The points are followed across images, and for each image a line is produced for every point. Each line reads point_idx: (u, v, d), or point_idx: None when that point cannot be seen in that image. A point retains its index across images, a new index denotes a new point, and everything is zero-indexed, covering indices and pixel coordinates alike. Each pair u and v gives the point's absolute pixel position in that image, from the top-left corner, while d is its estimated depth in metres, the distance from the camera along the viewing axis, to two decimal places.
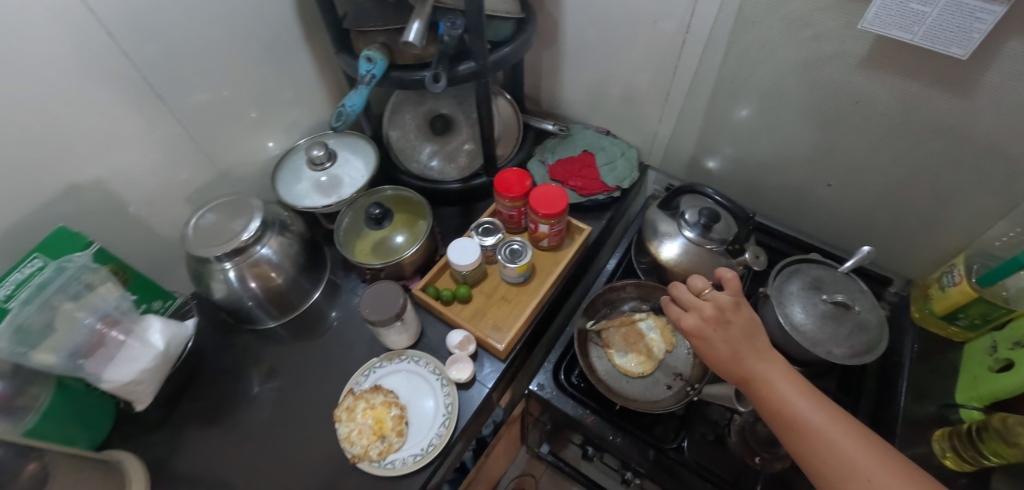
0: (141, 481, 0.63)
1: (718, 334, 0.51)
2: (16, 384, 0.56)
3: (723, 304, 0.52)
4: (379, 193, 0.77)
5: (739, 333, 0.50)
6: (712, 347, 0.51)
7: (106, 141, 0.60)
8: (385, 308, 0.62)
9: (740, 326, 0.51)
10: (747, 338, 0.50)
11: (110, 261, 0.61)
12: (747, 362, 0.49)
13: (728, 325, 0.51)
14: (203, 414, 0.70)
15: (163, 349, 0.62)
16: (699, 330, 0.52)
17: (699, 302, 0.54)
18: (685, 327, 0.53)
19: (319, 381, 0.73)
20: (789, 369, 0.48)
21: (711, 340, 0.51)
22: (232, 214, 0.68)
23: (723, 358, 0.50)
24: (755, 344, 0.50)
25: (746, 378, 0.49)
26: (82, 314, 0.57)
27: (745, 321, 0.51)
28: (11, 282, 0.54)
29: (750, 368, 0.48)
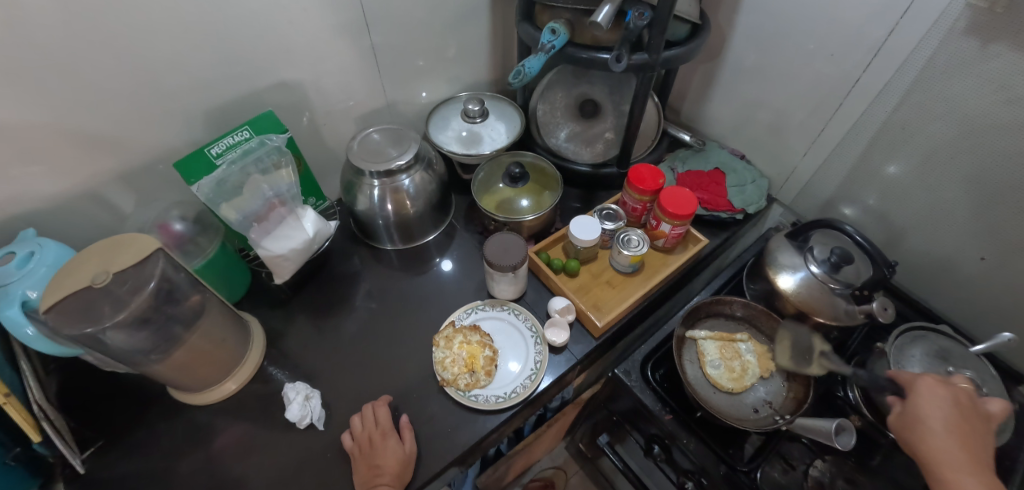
0: (258, 342, 0.72)
1: (940, 409, 0.52)
2: (195, 229, 0.68)
3: (962, 396, 0.53)
4: (518, 156, 0.82)
5: (961, 422, 0.51)
6: (930, 409, 0.52)
7: (317, 52, 0.70)
8: (506, 256, 0.66)
9: (966, 418, 0.51)
10: (966, 430, 0.50)
11: (292, 152, 0.73)
12: (941, 439, 0.50)
13: (955, 411, 0.51)
14: (317, 306, 0.78)
15: (310, 237, 0.69)
16: (921, 398, 0.53)
17: (950, 384, 0.55)
18: (915, 385, 0.55)
19: (421, 308, 0.78)
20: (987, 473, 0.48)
21: (926, 408, 0.52)
22: (393, 141, 0.75)
23: (925, 429, 0.51)
24: (974, 439, 0.50)
25: (929, 450, 0.50)
26: (265, 187, 0.66)
27: (982, 429, 0.51)
28: (223, 143, 0.65)
29: (941, 444, 0.49)
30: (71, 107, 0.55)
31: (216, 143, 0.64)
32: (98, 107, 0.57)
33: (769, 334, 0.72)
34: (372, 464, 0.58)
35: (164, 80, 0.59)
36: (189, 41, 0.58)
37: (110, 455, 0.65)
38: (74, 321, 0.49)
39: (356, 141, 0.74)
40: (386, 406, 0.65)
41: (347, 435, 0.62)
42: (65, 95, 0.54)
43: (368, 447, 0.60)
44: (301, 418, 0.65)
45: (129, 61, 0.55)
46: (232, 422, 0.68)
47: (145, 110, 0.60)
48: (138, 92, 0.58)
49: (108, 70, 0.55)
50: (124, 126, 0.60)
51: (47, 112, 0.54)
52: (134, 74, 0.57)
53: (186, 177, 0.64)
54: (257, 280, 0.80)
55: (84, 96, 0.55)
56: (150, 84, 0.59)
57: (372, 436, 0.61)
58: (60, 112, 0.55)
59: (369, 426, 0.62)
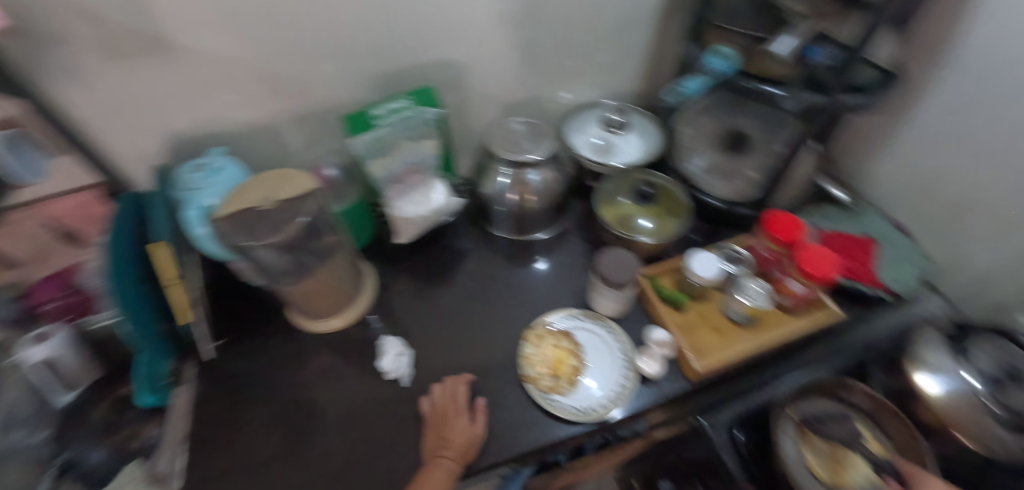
0: (369, 293, 0.78)
1: None
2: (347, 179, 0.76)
3: None
4: (651, 176, 0.78)
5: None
6: None
7: (481, 39, 0.73)
8: (620, 273, 0.65)
9: None
10: None
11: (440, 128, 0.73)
12: None
13: None
14: (422, 272, 0.83)
15: (437, 209, 0.71)
16: None
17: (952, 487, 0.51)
18: None
19: (515, 301, 0.79)
20: None
21: None
22: (531, 135, 0.76)
23: None
24: None
25: None
26: (410, 154, 0.70)
27: None
28: (385, 109, 0.67)
29: None
30: (272, 56, 0.63)
31: (380, 106, 0.66)
32: (293, 61, 0.65)
33: (892, 433, 0.62)
34: (441, 435, 0.61)
35: (347, 44, 0.65)
36: (375, 15, 0.63)
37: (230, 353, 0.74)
38: (237, 232, 0.58)
39: (497, 129, 0.76)
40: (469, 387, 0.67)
41: (427, 399, 0.66)
42: (272, 42, 0.61)
43: (441, 420, 0.63)
44: (391, 370, 0.70)
45: (326, 26, 0.62)
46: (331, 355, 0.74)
47: (326, 68, 0.67)
48: (325, 53, 0.65)
49: (307, 30, 0.62)
50: (308, 78, 0.68)
51: (254, 57, 0.62)
52: (326, 35, 0.63)
53: (349, 128, 0.68)
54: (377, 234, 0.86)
55: (284, 50, 0.63)
56: (334, 46, 0.65)
57: (447, 408, 0.64)
58: (263, 59, 0.63)
59: (446, 398, 0.65)
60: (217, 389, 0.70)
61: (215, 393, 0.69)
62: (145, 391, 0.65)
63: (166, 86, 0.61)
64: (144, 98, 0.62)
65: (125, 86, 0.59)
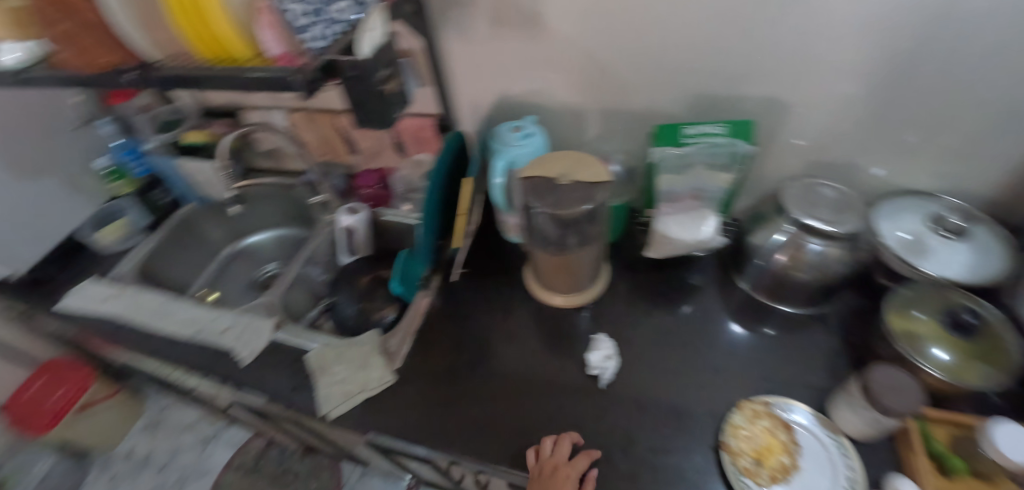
0: (595, 288, 0.80)
1: None
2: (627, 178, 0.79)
3: None
4: (981, 306, 0.63)
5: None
6: None
7: (825, 87, 0.64)
8: (903, 399, 0.52)
9: None
10: None
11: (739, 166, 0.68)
12: None
13: None
14: (647, 289, 0.81)
15: (701, 240, 0.70)
16: None
17: None
18: None
19: (730, 363, 0.71)
20: None
21: None
22: (837, 205, 0.67)
23: None
24: None
25: None
26: (700, 180, 0.70)
27: None
28: (697, 130, 0.66)
29: None
30: (608, 54, 0.68)
31: (694, 125, 0.66)
32: (624, 61, 0.69)
33: None
34: None
35: (682, 56, 0.66)
36: (720, 37, 0.62)
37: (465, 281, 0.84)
38: (530, 191, 0.65)
39: (801, 186, 0.70)
40: (588, 460, 0.60)
41: (538, 450, 0.60)
42: (620, 39, 0.66)
43: (545, 473, 0.57)
44: (594, 365, 0.70)
45: (669, 38, 0.64)
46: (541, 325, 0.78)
47: (650, 73, 0.69)
48: (655, 62, 0.67)
49: (649, 36, 0.65)
50: (632, 76, 0.70)
51: (595, 50, 0.69)
52: (666, 44, 0.65)
53: (656, 138, 0.69)
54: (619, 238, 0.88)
55: (622, 49, 0.67)
56: (668, 56, 0.66)
57: (552, 465, 0.57)
58: (600, 53, 0.69)
59: (554, 457, 0.58)
60: (445, 306, 0.81)
61: (444, 309, 0.80)
62: (398, 279, 0.78)
63: (522, 56, 0.72)
64: (502, 61, 0.74)
65: (496, 50, 0.73)
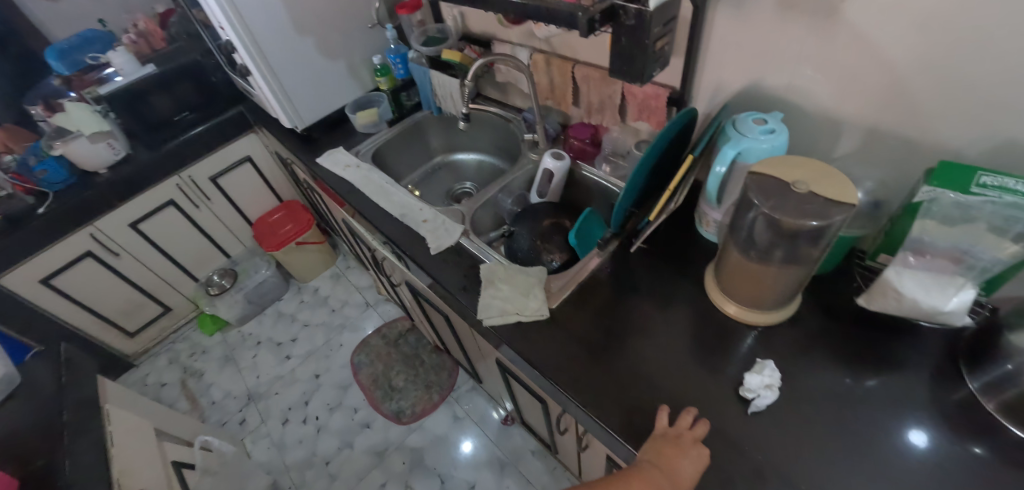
0: (784, 314, 0.72)
1: None
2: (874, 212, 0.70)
3: None
4: None
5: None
6: None
7: None
8: None
9: None
10: None
11: None
12: None
13: None
14: (836, 338, 0.71)
15: (940, 309, 0.59)
16: None
17: None
18: None
19: (924, 459, 0.59)
20: None
21: None
22: None
23: None
24: None
25: None
26: (972, 240, 0.58)
27: None
28: (996, 181, 0.54)
29: None
30: (911, 64, 0.58)
31: (996, 174, 0.54)
32: (929, 77, 0.58)
33: None
34: (657, 447, 0.60)
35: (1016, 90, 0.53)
36: None
37: (640, 257, 0.84)
38: (756, 191, 0.61)
39: None
40: (704, 455, 0.59)
41: (666, 416, 0.63)
42: (933, 50, 0.56)
43: (665, 438, 0.61)
44: (751, 389, 0.65)
45: (1009, 63, 0.52)
46: (700, 328, 0.74)
47: (959, 102, 0.57)
48: (974, 89, 0.55)
49: (980, 55, 0.53)
50: (932, 98, 0.59)
51: (896, 58, 0.59)
52: (1001, 69, 0.52)
53: (932, 178, 0.58)
54: (824, 274, 0.78)
55: (935, 63, 0.57)
56: (996, 86, 0.54)
57: (678, 435, 0.61)
58: (901, 63, 0.59)
59: (682, 428, 0.62)
60: (610, 272, 0.83)
61: (610, 274, 0.83)
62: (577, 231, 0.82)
63: (796, 46, 0.67)
64: (772, 48, 0.69)
65: (771, 33, 0.68)
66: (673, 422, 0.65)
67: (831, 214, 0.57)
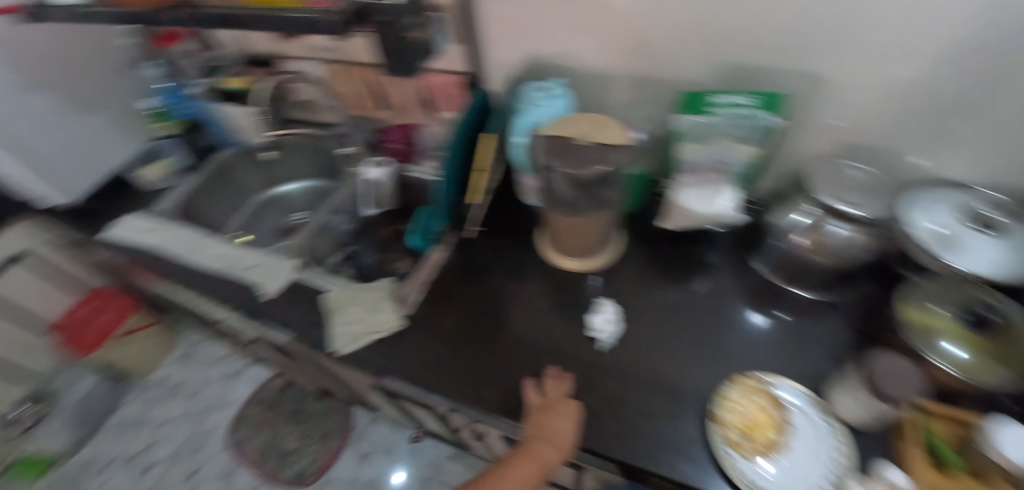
0: (609, 252, 0.81)
1: None
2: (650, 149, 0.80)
3: None
4: (1004, 304, 0.60)
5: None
6: None
7: (867, 68, 0.61)
8: (897, 387, 0.54)
9: None
10: None
11: (765, 140, 0.68)
12: None
13: None
14: (656, 261, 0.81)
15: (716, 213, 0.67)
16: None
17: None
18: None
19: (736, 337, 0.71)
20: None
21: None
22: (864, 189, 0.64)
23: None
24: None
25: None
26: (721, 150, 0.67)
27: None
28: (722, 99, 0.66)
29: None
30: (643, 20, 0.67)
31: (720, 94, 0.65)
32: (659, 27, 0.67)
33: None
34: (539, 426, 0.60)
35: (718, 25, 0.63)
36: (763, 9, 0.60)
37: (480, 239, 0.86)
38: (551, 151, 0.66)
39: (831, 165, 0.68)
40: (574, 410, 0.63)
41: (534, 391, 0.64)
42: (654, 6, 0.64)
43: (540, 410, 0.62)
44: (597, 328, 0.72)
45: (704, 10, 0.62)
46: (549, 291, 0.79)
47: (686, 44, 0.67)
48: (691, 32, 0.66)
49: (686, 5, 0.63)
50: (668, 45, 0.69)
51: (631, 16, 0.67)
52: (700, 16, 0.63)
53: (684, 107, 0.68)
54: (637, 210, 0.87)
55: (659, 15, 0.65)
56: (705, 27, 0.64)
57: (552, 403, 0.63)
58: (636, 19, 0.67)
59: (551, 395, 0.64)
60: (455, 262, 0.83)
61: (456, 266, 0.82)
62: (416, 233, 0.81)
63: (555, 16, 0.72)
64: (537, 22, 0.74)
65: (531, 9, 0.72)
66: (540, 389, 0.67)
67: (611, 157, 0.65)
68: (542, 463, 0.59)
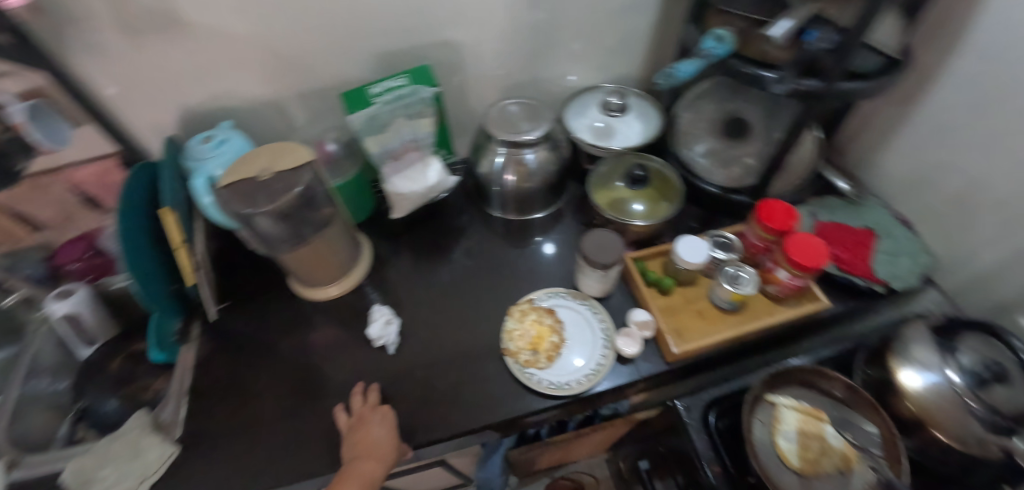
0: (364, 262, 0.81)
1: None
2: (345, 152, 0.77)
3: None
4: (647, 160, 0.78)
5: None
6: None
7: (479, 21, 0.72)
8: (604, 254, 0.66)
9: None
10: None
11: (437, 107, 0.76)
12: None
13: None
14: (415, 247, 0.84)
15: (429, 186, 0.74)
16: None
17: None
18: None
19: (504, 278, 0.80)
20: None
21: None
22: (528, 117, 0.76)
23: None
24: None
25: None
26: (405, 131, 0.72)
27: None
28: (382, 87, 0.69)
29: None
30: (270, 39, 0.65)
31: (378, 84, 0.68)
32: (291, 41, 0.66)
33: (877, 427, 0.62)
34: (355, 444, 0.60)
35: (342, 23, 0.66)
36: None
37: (234, 313, 0.78)
38: (238, 201, 0.60)
39: (495, 108, 0.77)
40: (383, 413, 0.63)
41: (341, 413, 0.64)
42: (271, 22, 0.63)
43: (353, 427, 0.62)
44: (378, 337, 0.72)
45: (320, 14, 0.64)
46: (329, 325, 0.76)
47: (327, 48, 0.69)
48: (324, 37, 0.67)
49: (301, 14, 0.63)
50: (312, 55, 0.69)
51: (256, 39, 0.64)
52: (320, 21, 0.65)
53: (348, 106, 0.70)
54: (377, 210, 0.88)
55: (283, 30, 0.64)
56: (332, 28, 0.66)
57: (362, 414, 0.63)
58: (264, 41, 0.65)
59: (360, 408, 0.64)
60: (217, 350, 0.74)
61: (221, 351, 0.74)
62: (157, 346, 0.71)
63: (177, 63, 0.64)
64: (163, 76, 0.65)
65: (145, 65, 0.63)
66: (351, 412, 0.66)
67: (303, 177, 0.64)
68: (364, 481, 0.56)
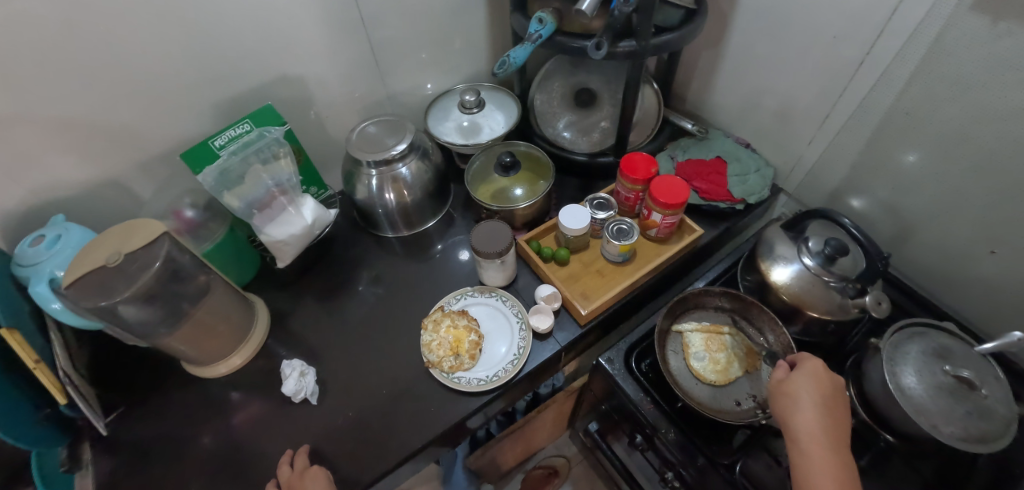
0: (262, 320, 0.77)
1: (807, 388, 0.55)
2: (206, 215, 0.72)
3: (819, 367, 0.57)
4: (513, 146, 0.83)
5: (832, 399, 0.54)
6: (800, 387, 0.55)
7: (312, 48, 0.71)
8: (492, 243, 0.68)
9: (835, 394, 0.55)
10: (835, 411, 0.54)
11: (291, 143, 0.75)
12: (782, 406, 0.55)
13: (832, 389, 0.55)
14: (316, 290, 0.81)
15: (309, 223, 0.73)
16: (804, 373, 0.57)
17: (811, 362, 0.58)
18: (783, 380, 0.57)
19: (411, 294, 0.80)
20: (836, 408, 0.54)
21: (797, 387, 0.55)
22: (390, 132, 0.76)
23: (802, 401, 0.54)
24: (832, 412, 0.53)
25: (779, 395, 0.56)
26: (266, 176, 0.70)
27: (839, 407, 0.54)
28: (225, 136, 0.68)
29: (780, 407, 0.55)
30: (78, 113, 0.59)
31: (220, 135, 0.67)
32: (106, 111, 0.61)
33: (767, 322, 0.71)
34: None
35: (160, 80, 0.62)
36: (183, 49, 0.61)
37: (128, 419, 0.70)
38: (89, 295, 0.53)
39: (354, 132, 0.76)
40: (314, 474, 0.59)
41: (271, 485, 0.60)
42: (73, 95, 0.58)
43: None
44: (296, 392, 0.68)
45: (131, 75, 0.60)
46: (241, 395, 0.72)
47: (151, 111, 0.64)
48: (145, 99, 0.62)
49: (107, 78, 0.58)
50: (136, 121, 0.64)
51: (60, 117, 0.59)
52: (134, 83, 0.60)
53: (193, 166, 0.67)
54: (264, 263, 0.84)
55: (91, 102, 0.59)
56: (151, 88, 0.62)
57: (291, 481, 0.59)
58: (71, 117, 0.59)
59: (295, 469, 0.61)
60: (120, 464, 0.67)
61: (124, 464, 0.67)
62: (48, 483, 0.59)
63: None
64: None
65: None
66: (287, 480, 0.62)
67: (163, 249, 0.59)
68: None
